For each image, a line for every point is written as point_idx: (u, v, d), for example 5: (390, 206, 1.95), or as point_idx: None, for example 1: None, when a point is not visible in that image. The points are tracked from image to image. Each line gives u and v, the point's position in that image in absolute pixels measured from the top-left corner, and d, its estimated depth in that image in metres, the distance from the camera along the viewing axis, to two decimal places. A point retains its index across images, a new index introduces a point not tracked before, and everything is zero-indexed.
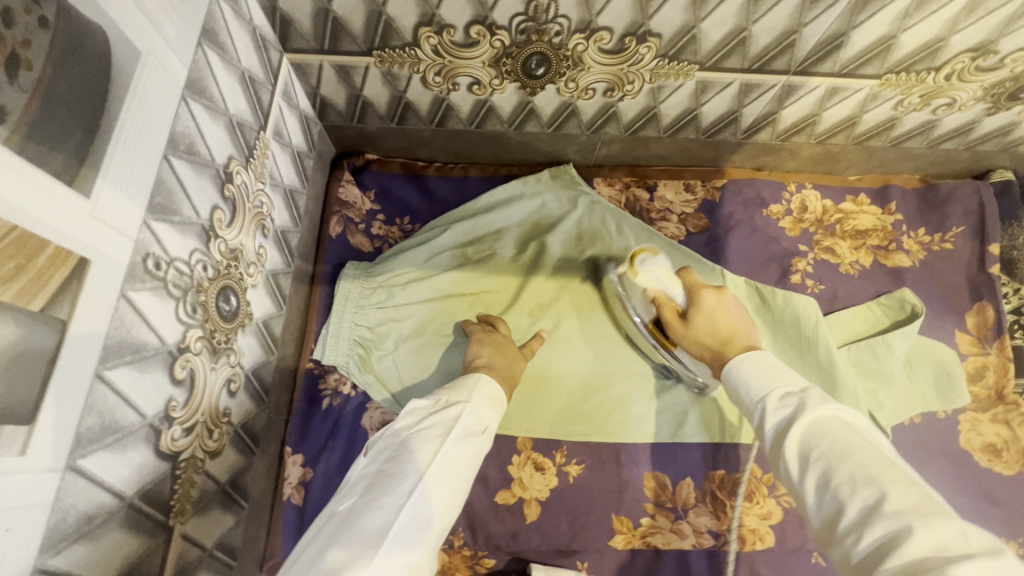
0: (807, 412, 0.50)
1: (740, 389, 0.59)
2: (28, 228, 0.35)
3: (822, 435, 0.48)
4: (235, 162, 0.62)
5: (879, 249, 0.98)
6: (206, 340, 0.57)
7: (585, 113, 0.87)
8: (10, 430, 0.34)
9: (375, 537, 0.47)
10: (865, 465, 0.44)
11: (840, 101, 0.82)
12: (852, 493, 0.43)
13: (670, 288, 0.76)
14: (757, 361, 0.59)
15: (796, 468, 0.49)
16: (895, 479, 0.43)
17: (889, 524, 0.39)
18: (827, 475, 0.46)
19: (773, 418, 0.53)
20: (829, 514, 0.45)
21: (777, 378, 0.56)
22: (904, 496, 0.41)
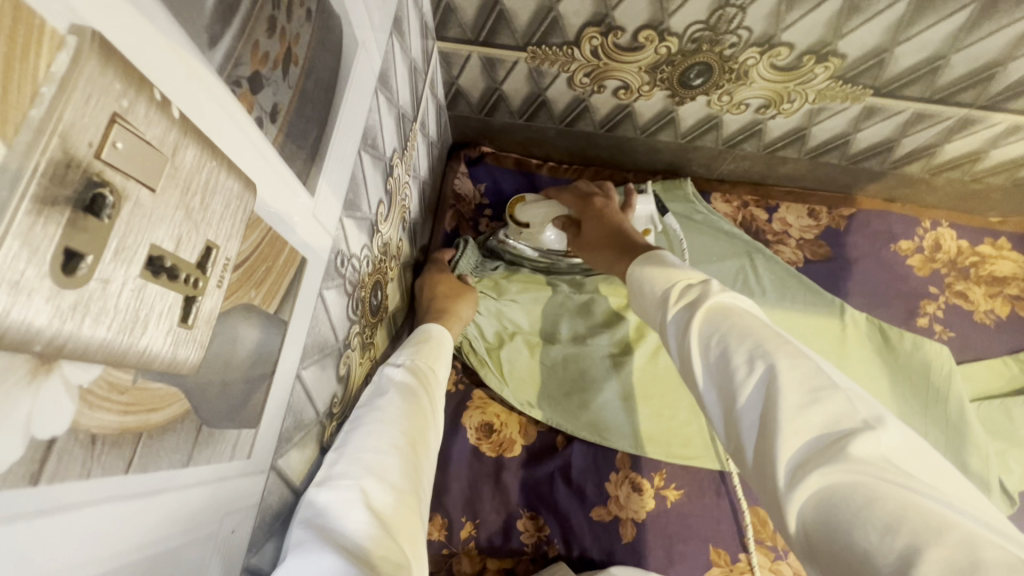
0: (710, 300, 0.44)
1: (647, 289, 0.52)
2: (277, 231, 0.33)
3: (723, 320, 0.42)
4: (396, 155, 0.60)
5: (1018, 300, 0.91)
6: (360, 336, 0.56)
7: (728, 127, 0.82)
8: (244, 433, 0.33)
9: (359, 471, 0.46)
10: (765, 340, 0.39)
11: (1018, 140, 0.77)
12: (748, 373, 0.38)
13: (555, 208, 0.86)
14: (658, 262, 0.54)
15: (699, 358, 0.42)
16: (785, 349, 0.38)
17: (779, 394, 0.35)
18: (727, 354, 0.40)
19: (677, 309, 0.46)
20: (726, 398, 0.39)
21: (682, 275, 0.49)
22: (798, 367, 0.36)
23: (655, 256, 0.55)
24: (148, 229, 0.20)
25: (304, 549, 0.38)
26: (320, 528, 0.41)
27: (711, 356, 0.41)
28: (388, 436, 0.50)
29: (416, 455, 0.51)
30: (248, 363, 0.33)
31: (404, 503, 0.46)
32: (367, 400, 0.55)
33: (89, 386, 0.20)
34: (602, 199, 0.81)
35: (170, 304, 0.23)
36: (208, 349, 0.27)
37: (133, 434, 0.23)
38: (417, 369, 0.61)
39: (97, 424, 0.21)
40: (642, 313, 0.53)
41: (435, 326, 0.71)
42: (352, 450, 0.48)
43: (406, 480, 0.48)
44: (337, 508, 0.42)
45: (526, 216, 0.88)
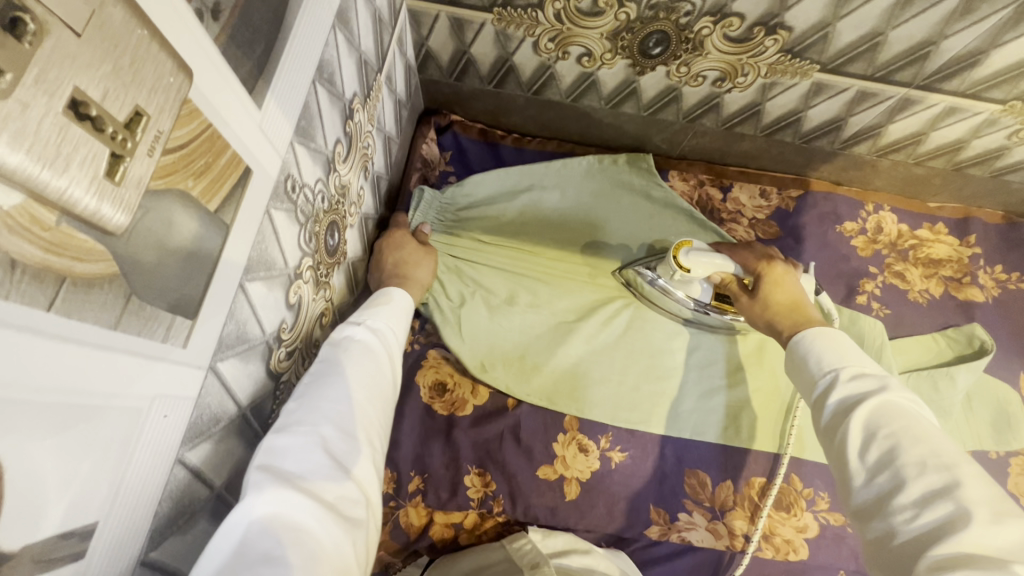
0: (884, 396, 0.47)
1: (808, 360, 0.55)
2: (219, 129, 0.35)
3: (890, 419, 0.46)
4: (357, 99, 0.62)
5: (952, 280, 0.97)
6: (314, 270, 0.58)
7: (688, 101, 0.86)
8: (180, 321, 0.35)
9: (317, 425, 0.48)
10: (942, 454, 0.42)
11: (956, 122, 0.81)
12: (919, 475, 0.42)
13: (723, 263, 0.79)
14: (830, 339, 0.55)
15: (855, 444, 0.46)
16: (969, 473, 0.41)
17: (955, 506, 0.39)
18: (893, 452, 0.44)
19: (842, 390, 0.50)
20: (881, 489, 0.44)
21: (852, 359, 0.53)
22: (978, 488, 0.40)
23: (831, 333, 0.56)
24: (70, 69, 0.22)
25: (264, 488, 0.41)
26: (276, 470, 0.44)
27: (873, 448, 0.45)
28: (347, 392, 0.52)
29: (375, 412, 0.54)
30: (185, 253, 0.34)
31: (363, 455, 0.49)
32: (326, 351, 0.56)
33: (9, 211, 0.22)
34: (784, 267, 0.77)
35: (93, 152, 0.24)
36: (139, 222, 0.29)
37: (57, 275, 0.24)
38: (380, 329, 0.62)
39: (15, 249, 0.22)
40: (796, 376, 0.57)
41: (397, 291, 0.70)
42: (312, 400, 0.50)
43: (366, 434, 0.51)
44: (296, 454, 0.45)
45: (691, 264, 0.79)
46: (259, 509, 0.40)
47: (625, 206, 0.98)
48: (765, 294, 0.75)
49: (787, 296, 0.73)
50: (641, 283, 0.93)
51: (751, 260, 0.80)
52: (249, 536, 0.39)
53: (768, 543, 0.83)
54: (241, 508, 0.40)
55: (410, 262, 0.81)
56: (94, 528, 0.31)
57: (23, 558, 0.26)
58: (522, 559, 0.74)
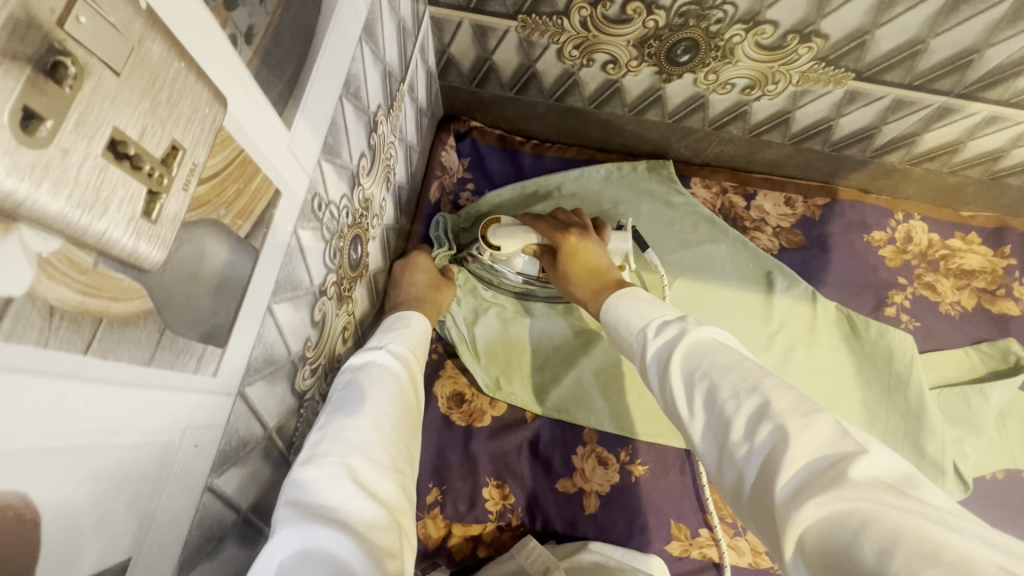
0: (686, 337, 0.47)
1: (621, 327, 0.56)
2: (250, 155, 0.34)
3: (704, 355, 0.45)
4: (381, 112, 0.61)
5: (985, 292, 0.94)
6: (337, 286, 0.57)
7: (714, 108, 0.83)
8: (210, 350, 0.34)
9: (342, 452, 0.46)
10: (748, 375, 0.41)
11: (995, 131, 0.78)
12: (738, 407, 0.39)
13: (529, 236, 0.82)
14: (633, 296, 0.58)
15: (681, 395, 0.44)
16: (774, 385, 0.40)
17: (774, 425, 0.36)
18: (713, 392, 0.42)
19: (654, 347, 0.49)
20: (718, 434, 0.40)
21: (656, 312, 0.53)
22: (785, 397, 0.38)
23: (634, 292, 0.58)
24: (110, 110, 0.21)
25: (290, 525, 0.40)
26: (306, 505, 0.42)
27: (698, 399, 0.43)
28: (372, 418, 0.51)
29: (400, 435, 0.52)
30: (216, 283, 0.33)
31: (392, 481, 0.47)
32: (350, 377, 0.56)
33: (49, 257, 0.21)
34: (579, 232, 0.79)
35: (132, 192, 0.23)
36: (173, 257, 0.28)
37: (93, 318, 0.24)
38: (401, 351, 0.63)
39: (55, 295, 0.22)
40: (619, 345, 0.57)
41: (415, 313, 0.71)
42: (336, 428, 0.49)
43: (393, 460, 0.49)
44: (323, 485, 0.44)
45: (502, 240, 0.81)
46: (288, 545, 0.39)
47: (646, 214, 0.97)
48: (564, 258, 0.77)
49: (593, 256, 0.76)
50: (473, 265, 0.91)
51: (548, 230, 0.80)
52: (281, 571, 0.37)
53: None
54: (269, 550, 0.39)
55: (427, 287, 0.80)
56: (127, 564, 0.30)
57: None
58: (533, 564, 0.72)
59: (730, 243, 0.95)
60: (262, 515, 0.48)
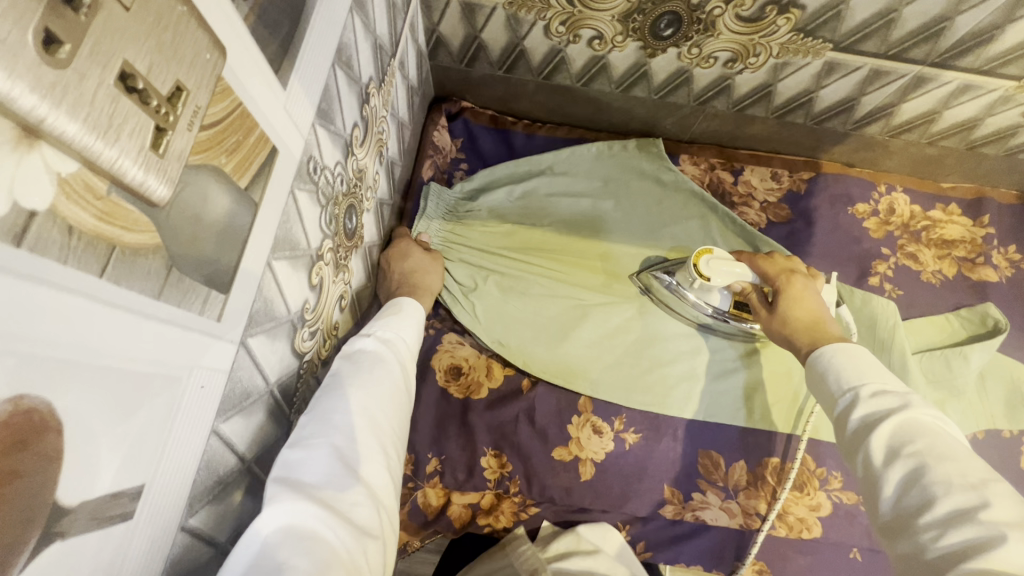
0: (906, 411, 0.47)
1: (829, 378, 0.55)
2: (248, 108, 0.36)
3: (915, 436, 0.45)
4: (373, 84, 0.63)
5: (965, 261, 0.97)
6: (334, 252, 0.59)
7: (698, 83, 0.86)
8: (214, 294, 0.36)
9: (330, 435, 0.48)
10: (969, 473, 0.42)
11: (969, 100, 0.81)
12: (947, 493, 0.41)
13: (741, 274, 0.81)
14: (849, 354, 0.55)
15: (879, 461, 0.46)
16: (998, 491, 0.40)
17: (984, 527, 0.38)
18: (918, 470, 0.43)
19: (866, 408, 0.49)
20: (910, 506, 0.43)
21: (873, 375, 0.52)
22: (1010, 508, 0.39)
23: (851, 350, 0.56)
24: (120, 42, 0.23)
25: (278, 501, 0.42)
26: (294, 481, 0.44)
27: (896, 467, 0.45)
28: (361, 402, 0.52)
29: (387, 421, 0.55)
30: (218, 229, 0.35)
31: (375, 462, 0.50)
32: (339, 364, 0.57)
33: (67, 177, 0.23)
34: (805, 280, 0.78)
35: (142, 124, 0.25)
36: (178, 196, 0.30)
37: (107, 243, 0.26)
38: (391, 337, 0.63)
39: (73, 216, 0.23)
40: (818, 393, 0.57)
41: (406, 300, 0.71)
42: (325, 411, 0.50)
43: (378, 442, 0.52)
44: (311, 464, 0.46)
45: (713, 273, 0.80)
46: (276, 521, 0.41)
47: (636, 191, 0.99)
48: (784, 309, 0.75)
49: (820, 310, 0.74)
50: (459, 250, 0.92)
51: (773, 269, 0.81)
52: (266, 546, 0.39)
53: (782, 521, 0.84)
54: (256, 524, 0.41)
55: (420, 270, 0.81)
56: (141, 490, 0.32)
57: (80, 512, 0.27)
58: (522, 563, 0.77)
59: (718, 217, 0.97)
60: (264, 467, 0.50)
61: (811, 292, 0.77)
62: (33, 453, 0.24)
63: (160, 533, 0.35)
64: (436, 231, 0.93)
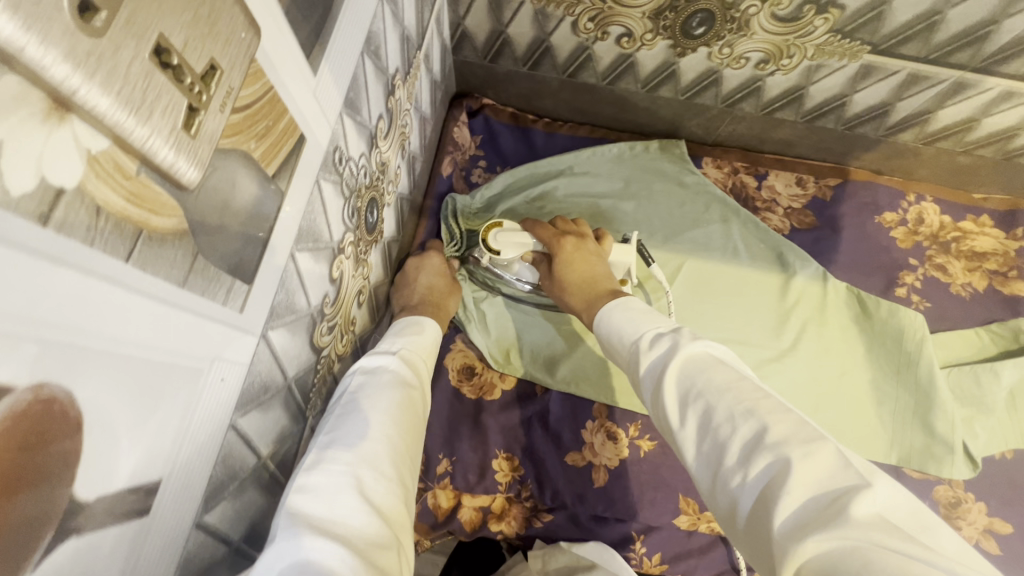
0: (679, 353, 0.48)
1: (615, 340, 0.57)
2: (279, 94, 0.35)
3: (698, 371, 0.45)
4: (399, 76, 0.61)
5: (997, 274, 0.94)
6: (355, 246, 0.58)
7: (727, 84, 0.84)
8: (238, 285, 0.35)
9: (349, 461, 0.46)
10: (742, 396, 0.42)
11: (1009, 108, 0.79)
12: (736, 428, 0.40)
13: (530, 244, 0.81)
14: (627, 307, 0.58)
15: (673, 413, 0.45)
16: (771, 409, 0.41)
17: (774, 455, 0.37)
18: (707, 413, 0.43)
19: (647, 360, 0.50)
20: (710, 455, 0.41)
21: (647, 325, 0.54)
22: (783, 421, 0.39)
23: (630, 303, 0.59)
24: (156, 14, 0.22)
25: (292, 534, 0.39)
26: (309, 512, 0.42)
27: (689, 416, 0.44)
28: (381, 426, 0.50)
29: (406, 445, 0.52)
30: (245, 216, 0.34)
31: (395, 495, 0.47)
32: (360, 380, 0.56)
33: (97, 155, 0.22)
34: (575, 240, 0.78)
35: (175, 102, 0.24)
36: (206, 180, 0.29)
37: (135, 226, 0.24)
38: (411, 357, 0.61)
39: (101, 196, 0.22)
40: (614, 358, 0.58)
41: (428, 320, 0.69)
42: (344, 436, 0.48)
43: (397, 472, 0.49)
44: (327, 493, 0.43)
45: (503, 246, 0.79)
46: (287, 558, 0.38)
47: (658, 194, 0.97)
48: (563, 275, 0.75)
49: (595, 274, 0.74)
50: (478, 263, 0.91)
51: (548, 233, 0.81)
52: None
53: None
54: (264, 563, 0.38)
55: (435, 290, 0.79)
56: (158, 486, 0.31)
57: (97, 509, 0.26)
58: None
59: (740, 223, 0.96)
60: (280, 463, 0.49)
61: (589, 253, 0.78)
62: (53, 445, 0.22)
63: (173, 535, 0.34)
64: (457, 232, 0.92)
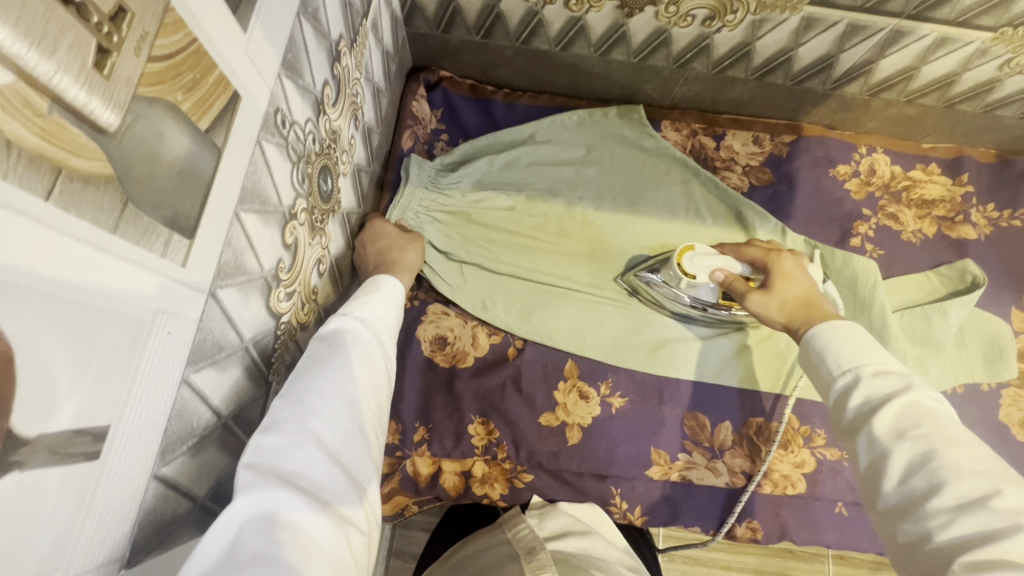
0: (913, 397, 0.48)
1: (823, 361, 0.56)
2: (206, 48, 0.35)
3: (924, 421, 0.46)
4: (343, 42, 0.61)
5: (945, 220, 0.97)
6: (309, 213, 0.58)
7: (677, 43, 0.86)
8: (177, 239, 0.35)
9: (310, 420, 0.47)
10: (974, 460, 0.43)
11: (946, 54, 0.82)
12: (954, 480, 0.42)
13: (726, 263, 0.79)
14: (843, 331, 0.57)
15: (884, 442, 0.47)
16: (1008, 479, 0.41)
17: (996, 517, 0.39)
18: (926, 455, 0.44)
19: (864, 392, 0.51)
20: (914, 491, 0.44)
21: (872, 356, 0.53)
22: (1018, 495, 0.40)
23: (850, 329, 0.57)
24: None
25: (251, 491, 0.41)
26: (269, 470, 0.43)
27: (901, 450, 0.46)
28: (342, 386, 0.51)
29: (368, 402, 0.53)
30: (180, 169, 0.34)
31: (358, 450, 0.49)
32: (318, 344, 0.55)
33: (1, 89, 0.22)
34: (794, 259, 0.78)
35: (81, 39, 0.25)
36: (130, 127, 0.29)
37: (52, 166, 0.25)
38: (372, 318, 0.61)
39: (10, 130, 0.23)
40: (813, 373, 0.58)
41: (386, 277, 0.68)
42: (303, 394, 0.49)
43: (359, 430, 0.50)
44: (287, 451, 0.44)
45: (695, 271, 0.79)
46: (251, 509, 0.40)
47: (618, 158, 0.98)
48: (778, 295, 0.73)
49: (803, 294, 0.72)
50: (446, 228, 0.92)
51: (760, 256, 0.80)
52: (242, 535, 0.39)
53: (766, 479, 0.85)
54: (228, 512, 0.40)
55: (394, 249, 0.78)
56: (107, 431, 0.31)
57: (39, 446, 0.27)
58: (519, 543, 0.72)
59: (700, 183, 0.97)
60: (245, 424, 0.50)
61: (794, 273, 0.76)
62: None
63: (128, 486, 0.35)
64: (414, 202, 0.91)
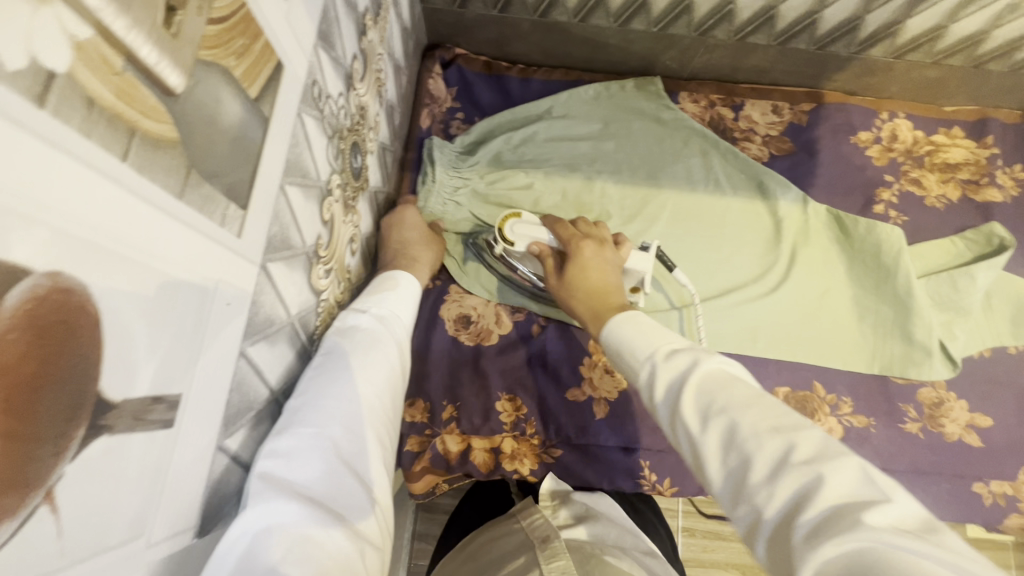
0: (699, 367, 0.43)
1: (623, 352, 0.51)
2: (255, 14, 0.35)
3: (716, 387, 0.41)
4: (369, 16, 0.60)
5: (970, 183, 0.96)
6: (342, 189, 0.58)
7: (699, 10, 0.87)
8: (233, 209, 0.35)
9: (324, 424, 0.45)
10: (769, 415, 0.38)
11: (976, 10, 0.82)
12: (765, 442, 0.37)
13: (540, 236, 0.78)
14: (632, 321, 0.53)
15: (693, 425, 0.41)
16: (796, 425, 0.37)
17: (802, 473, 0.34)
18: (730, 428, 0.39)
19: (662, 378, 0.45)
20: (733, 468, 0.37)
21: (661, 337, 0.49)
22: (810, 439, 0.36)
23: (633, 318, 0.54)
24: None
25: (262, 500, 0.39)
26: (282, 476, 0.41)
27: (710, 429, 0.40)
28: (357, 388, 0.50)
29: (381, 404, 0.52)
30: (233, 136, 0.34)
31: (369, 457, 0.48)
32: (332, 342, 0.53)
33: (83, 42, 0.22)
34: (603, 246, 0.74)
35: None
36: (189, 91, 0.29)
37: (126, 125, 0.25)
38: (386, 314, 0.60)
39: (92, 87, 0.23)
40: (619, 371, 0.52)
41: (401, 274, 0.67)
42: (318, 395, 0.47)
43: (371, 435, 0.49)
44: (302, 458, 0.43)
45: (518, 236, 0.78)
46: (263, 520, 0.38)
47: (637, 131, 0.97)
48: (573, 275, 0.70)
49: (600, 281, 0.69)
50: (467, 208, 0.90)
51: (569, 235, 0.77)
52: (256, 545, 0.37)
53: None
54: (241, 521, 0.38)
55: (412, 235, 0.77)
56: (179, 400, 0.31)
57: (124, 411, 0.27)
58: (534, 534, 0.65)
59: (719, 154, 0.96)
60: None
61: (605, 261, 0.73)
62: (75, 333, 0.23)
63: (196, 458, 0.35)
64: (440, 182, 0.90)
